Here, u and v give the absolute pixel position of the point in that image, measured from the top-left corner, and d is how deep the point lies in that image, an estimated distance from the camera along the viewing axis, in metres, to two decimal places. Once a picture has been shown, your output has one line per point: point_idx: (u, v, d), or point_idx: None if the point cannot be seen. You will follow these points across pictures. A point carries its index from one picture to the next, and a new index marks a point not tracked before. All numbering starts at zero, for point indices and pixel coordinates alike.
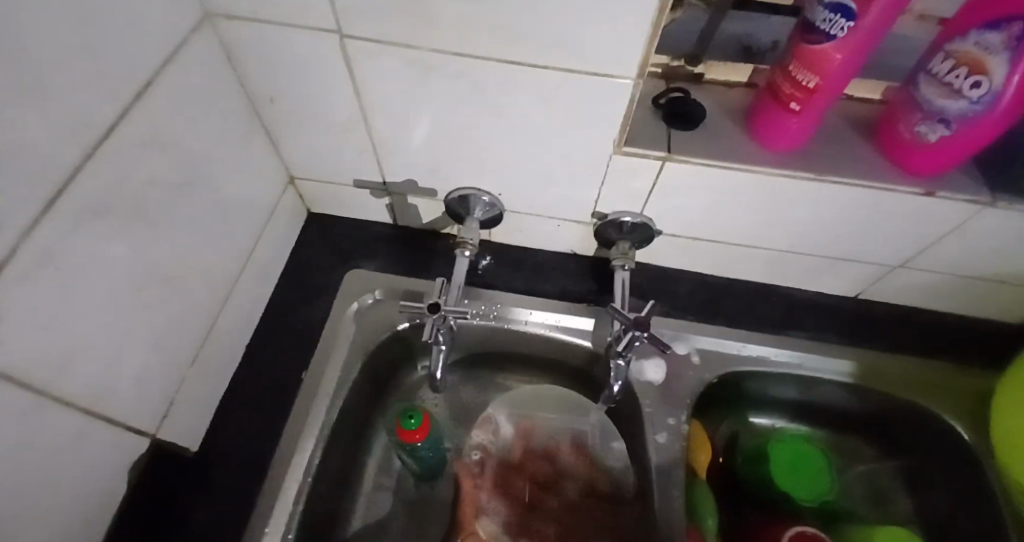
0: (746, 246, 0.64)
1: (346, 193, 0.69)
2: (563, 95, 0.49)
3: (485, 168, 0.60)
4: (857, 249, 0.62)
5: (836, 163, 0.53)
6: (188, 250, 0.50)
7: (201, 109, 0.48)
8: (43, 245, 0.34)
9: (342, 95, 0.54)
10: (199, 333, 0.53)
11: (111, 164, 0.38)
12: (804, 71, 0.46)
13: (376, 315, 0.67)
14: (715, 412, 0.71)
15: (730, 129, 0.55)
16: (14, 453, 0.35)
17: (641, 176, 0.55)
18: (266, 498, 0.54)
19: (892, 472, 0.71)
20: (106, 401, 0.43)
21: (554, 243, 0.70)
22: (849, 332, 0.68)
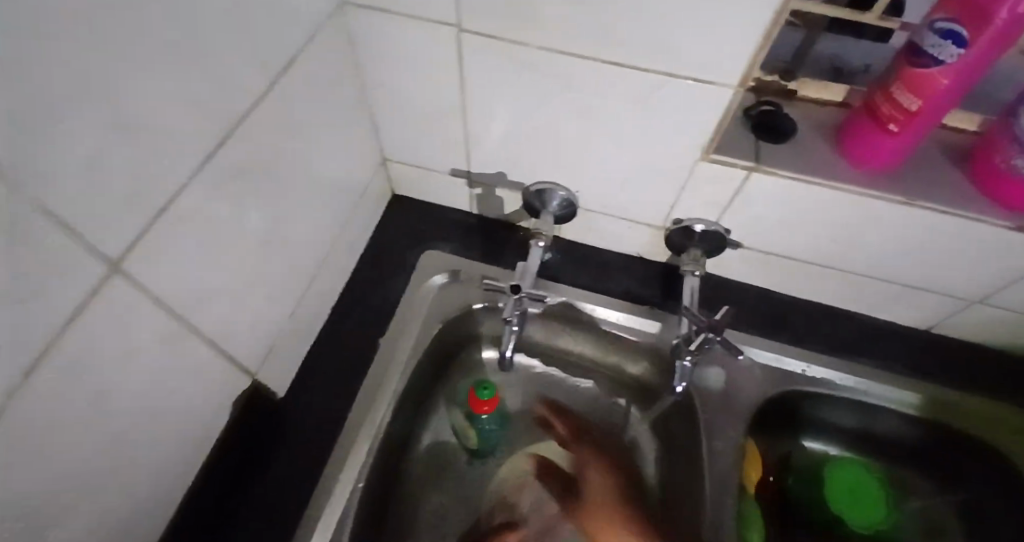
0: (819, 264, 0.64)
1: (430, 178, 0.73)
2: (661, 100, 0.51)
3: (568, 165, 0.62)
4: (935, 279, 0.61)
5: (926, 188, 0.53)
6: (298, 213, 0.54)
7: (323, 87, 0.53)
8: (202, 190, 0.39)
9: (447, 85, 0.58)
10: (297, 292, 0.58)
11: (253, 126, 0.43)
12: (906, 93, 0.47)
13: (450, 294, 0.70)
14: (771, 430, 0.70)
15: (819, 147, 0.56)
16: (153, 369, 0.40)
17: (725, 184, 0.57)
18: (343, 449, 0.58)
19: (948, 510, 0.69)
20: (227, 340, 0.48)
21: (623, 245, 0.72)
22: (918, 363, 0.67)
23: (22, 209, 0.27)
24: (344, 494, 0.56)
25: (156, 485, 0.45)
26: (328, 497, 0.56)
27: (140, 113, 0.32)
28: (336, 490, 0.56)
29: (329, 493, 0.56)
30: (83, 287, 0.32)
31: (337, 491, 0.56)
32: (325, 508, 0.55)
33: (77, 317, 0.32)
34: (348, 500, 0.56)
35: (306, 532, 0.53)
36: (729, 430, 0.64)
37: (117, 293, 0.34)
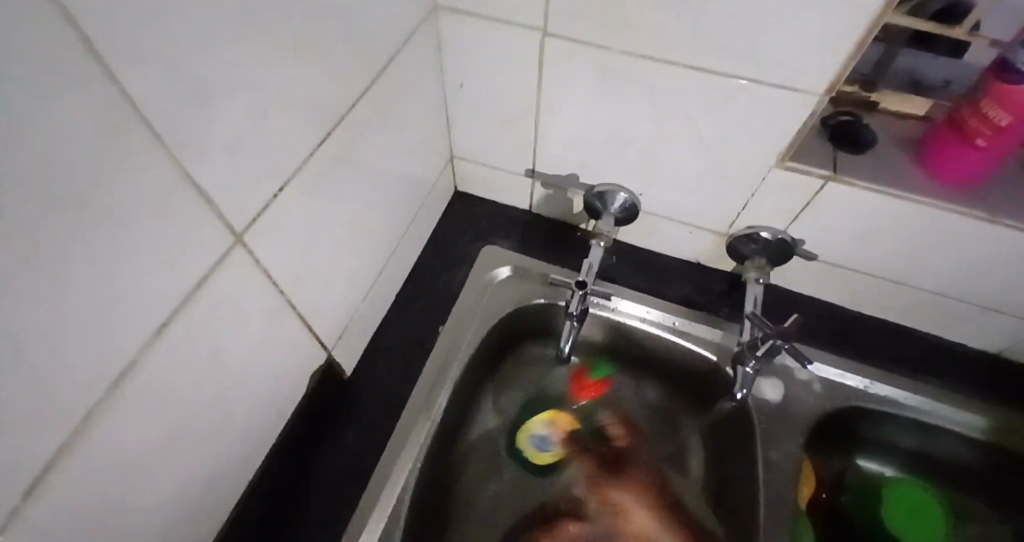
0: (889, 279, 0.63)
1: (495, 176, 0.75)
2: (740, 107, 0.51)
3: (636, 169, 0.63)
4: (1012, 300, 0.60)
5: (1011, 205, 0.52)
6: (379, 202, 0.57)
7: (411, 84, 0.55)
8: (310, 173, 0.42)
9: (524, 87, 0.60)
10: (371, 278, 0.61)
11: (355, 116, 0.46)
12: (995, 108, 0.47)
13: (509, 289, 0.72)
14: (826, 447, 0.69)
15: (897, 159, 0.55)
16: (256, 338, 0.42)
17: (798, 193, 0.57)
18: (405, 430, 0.60)
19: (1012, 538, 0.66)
20: (313, 316, 0.50)
21: (682, 250, 0.72)
22: (985, 386, 0.65)
23: (171, 176, 0.29)
24: (402, 476, 0.58)
25: (242, 448, 0.47)
26: (387, 475, 0.57)
27: (270, 96, 0.35)
28: (395, 470, 0.58)
29: (390, 472, 0.57)
30: (210, 254, 0.34)
31: (397, 470, 0.58)
32: (386, 486, 0.57)
33: (203, 282, 0.34)
34: (406, 481, 0.58)
35: (368, 508, 0.55)
36: (786, 441, 0.63)
37: (236, 263, 0.37)
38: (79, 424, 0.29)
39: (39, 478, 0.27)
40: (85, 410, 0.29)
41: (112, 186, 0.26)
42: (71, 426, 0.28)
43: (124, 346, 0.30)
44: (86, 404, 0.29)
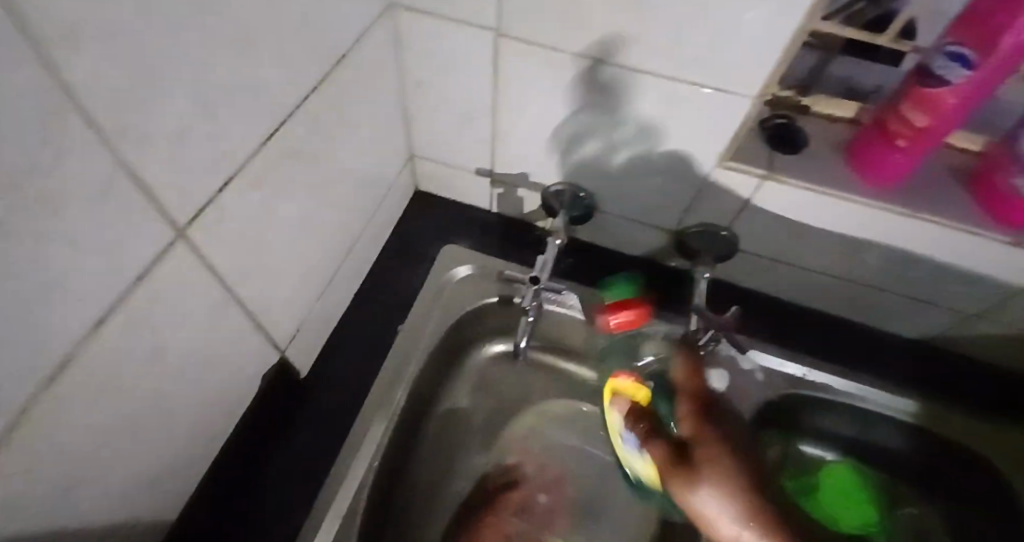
0: (827, 273, 0.67)
1: (455, 175, 0.76)
2: (684, 108, 0.54)
3: (590, 168, 0.65)
4: (937, 292, 0.64)
5: (930, 203, 0.56)
6: (336, 199, 0.57)
7: (367, 82, 0.56)
8: (257, 169, 0.42)
9: (480, 87, 0.61)
10: (327, 275, 0.61)
11: (307, 113, 0.46)
12: (916, 110, 0.51)
13: (468, 286, 0.73)
14: (770, 434, 0.73)
15: (829, 158, 0.59)
16: (202, 334, 0.42)
17: (739, 191, 0.60)
18: (361, 427, 0.60)
19: (940, 518, 0.71)
20: (266, 312, 0.50)
21: (636, 247, 0.75)
22: (916, 374, 0.69)
23: (110, 169, 0.29)
24: (359, 472, 0.58)
25: (189, 446, 0.47)
26: (345, 472, 0.57)
27: (216, 91, 0.35)
28: (351, 467, 0.58)
29: (347, 469, 0.58)
30: (152, 248, 0.34)
31: (354, 466, 0.58)
32: (343, 482, 0.57)
33: (144, 276, 0.35)
34: (363, 477, 0.58)
35: (324, 504, 0.56)
36: None
37: (180, 257, 0.37)
38: (15, 418, 0.29)
39: None
40: (20, 404, 0.29)
41: (48, 179, 0.26)
42: (5, 420, 0.28)
43: (61, 339, 0.30)
44: (21, 398, 0.29)
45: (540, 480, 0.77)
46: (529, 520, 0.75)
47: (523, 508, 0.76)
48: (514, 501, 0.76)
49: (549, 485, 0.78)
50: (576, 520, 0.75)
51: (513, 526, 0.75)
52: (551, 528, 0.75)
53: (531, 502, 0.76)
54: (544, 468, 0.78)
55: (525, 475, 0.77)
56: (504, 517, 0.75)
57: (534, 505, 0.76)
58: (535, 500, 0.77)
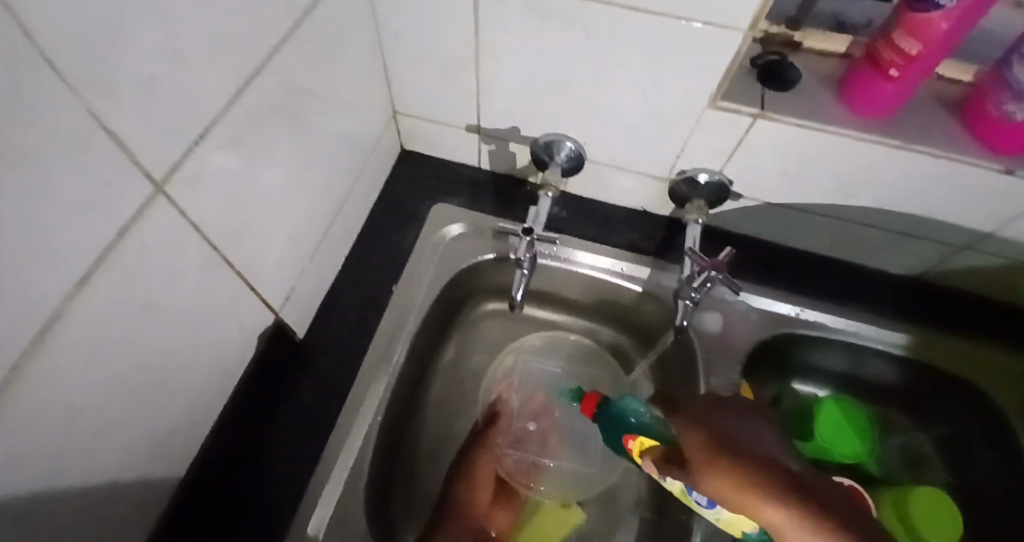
0: (820, 214, 0.67)
1: (440, 131, 0.74)
2: (672, 47, 0.52)
3: (578, 117, 0.64)
4: (927, 226, 0.64)
5: (922, 135, 0.56)
6: (319, 158, 0.56)
7: (341, 33, 0.54)
8: (235, 123, 0.41)
9: (460, 35, 0.59)
10: (317, 237, 0.60)
11: (280, 66, 0.45)
12: (907, 38, 0.50)
13: (460, 244, 0.72)
14: (764, 374, 0.74)
15: (821, 94, 0.58)
16: (193, 295, 0.41)
17: (730, 131, 0.59)
18: (363, 385, 0.61)
19: (927, 442, 0.74)
20: (254, 273, 0.49)
21: (627, 199, 0.74)
22: (905, 308, 0.71)
23: (79, 119, 0.28)
24: (363, 427, 0.59)
25: (189, 410, 0.47)
26: (350, 428, 0.58)
27: (184, 40, 0.33)
28: (356, 423, 0.58)
29: (351, 425, 0.58)
30: (131, 204, 0.33)
31: (358, 422, 0.59)
32: (348, 439, 0.58)
33: (125, 234, 0.33)
34: (368, 432, 0.59)
35: (331, 459, 0.56)
36: (727, 371, 0.67)
37: (160, 214, 0.36)
38: (8, 377, 0.28)
39: None
40: (12, 364, 0.28)
41: (20, 128, 0.25)
42: None
43: (45, 299, 0.29)
44: (11, 359, 0.28)
45: (528, 410, 0.78)
46: (524, 450, 0.75)
47: (517, 440, 0.76)
48: (506, 433, 0.75)
49: (536, 415, 0.78)
50: (568, 443, 0.77)
51: (511, 456, 0.74)
52: (549, 454, 0.75)
53: (524, 433, 0.76)
54: (529, 399, 0.78)
55: (510, 408, 0.77)
56: (502, 448, 0.73)
57: (526, 436, 0.76)
58: (526, 431, 0.77)
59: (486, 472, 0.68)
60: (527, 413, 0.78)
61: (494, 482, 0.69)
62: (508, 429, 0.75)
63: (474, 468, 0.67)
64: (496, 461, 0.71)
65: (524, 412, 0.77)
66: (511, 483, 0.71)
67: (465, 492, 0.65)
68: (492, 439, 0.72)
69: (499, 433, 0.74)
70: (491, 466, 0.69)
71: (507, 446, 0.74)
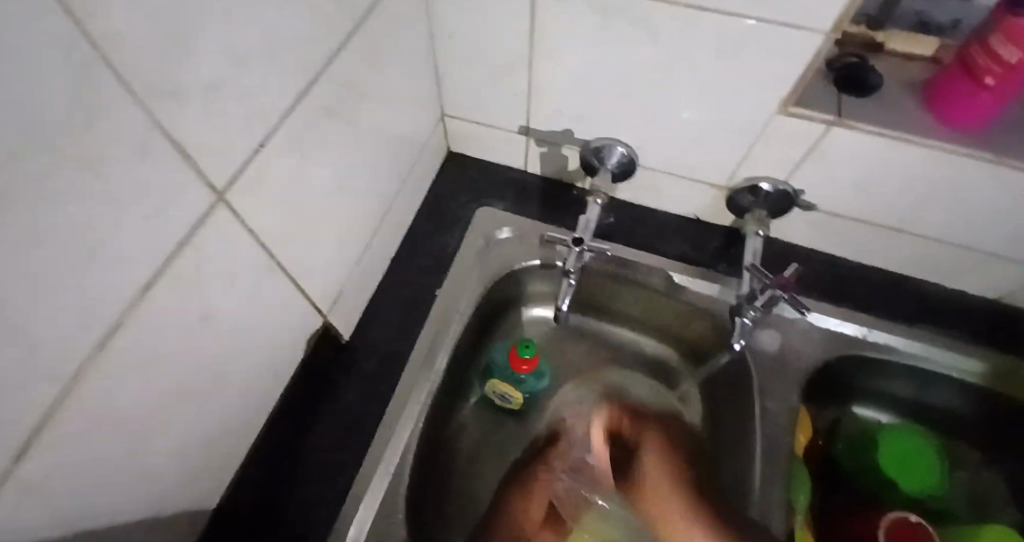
0: (895, 229, 0.62)
1: (488, 133, 0.72)
2: (744, 49, 0.49)
3: (635, 121, 0.61)
4: (1015, 247, 0.59)
5: (1017, 148, 0.51)
6: (369, 161, 0.55)
7: (397, 35, 0.53)
8: (293, 128, 0.40)
9: (518, 36, 0.57)
10: (364, 240, 0.60)
11: (339, 68, 0.44)
12: (1007, 46, 0.45)
13: (505, 249, 0.70)
14: (822, 396, 0.69)
15: (903, 101, 0.54)
16: (246, 300, 0.41)
17: (802, 139, 0.55)
18: (404, 391, 0.60)
19: (1000, 480, 0.68)
20: (306, 277, 0.49)
21: (681, 206, 0.71)
22: (985, 335, 0.65)
23: (146, 127, 0.28)
24: (403, 435, 0.57)
25: (239, 413, 0.47)
26: (390, 434, 0.57)
27: (248, 44, 0.33)
28: (397, 428, 0.58)
29: (391, 432, 0.57)
30: (192, 210, 0.33)
31: (399, 428, 0.58)
32: (388, 446, 0.57)
33: (186, 240, 0.33)
34: (408, 439, 0.57)
35: (371, 465, 0.56)
36: (785, 392, 0.63)
37: (220, 220, 0.35)
38: (67, 384, 0.28)
39: (25, 442, 0.27)
40: (71, 371, 0.28)
41: (88, 138, 0.25)
42: (56, 388, 0.27)
43: (107, 306, 0.29)
44: (71, 365, 0.28)
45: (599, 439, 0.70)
46: (578, 480, 0.66)
47: (575, 467, 0.67)
48: (565, 458, 0.68)
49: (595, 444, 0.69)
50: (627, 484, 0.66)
51: (565, 482, 0.66)
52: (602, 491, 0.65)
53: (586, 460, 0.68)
54: (603, 427, 0.71)
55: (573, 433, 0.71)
56: (559, 470, 0.67)
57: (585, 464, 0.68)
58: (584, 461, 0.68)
59: (540, 490, 0.65)
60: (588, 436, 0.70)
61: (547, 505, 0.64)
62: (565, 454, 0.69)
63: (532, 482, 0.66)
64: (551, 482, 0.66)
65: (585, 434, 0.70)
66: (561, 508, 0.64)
67: (519, 502, 0.65)
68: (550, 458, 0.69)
69: (557, 454, 0.69)
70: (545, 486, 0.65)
71: (563, 470, 0.67)
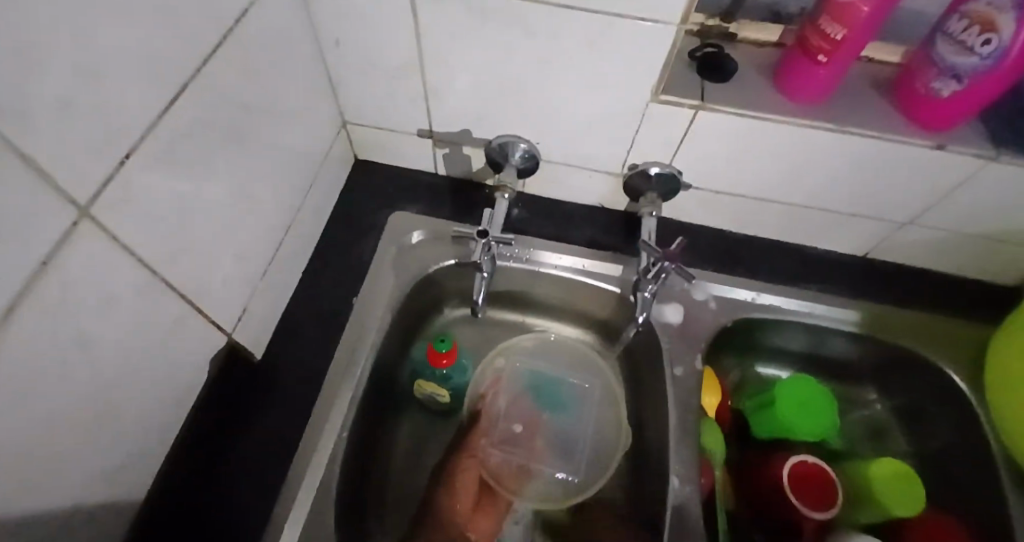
0: (770, 200, 0.68)
1: (392, 139, 0.73)
2: (612, 43, 0.53)
3: (527, 116, 0.64)
4: (871, 205, 0.66)
5: (855, 116, 0.58)
6: (261, 172, 0.54)
7: (277, 45, 0.53)
8: (164, 141, 0.40)
9: (402, 40, 0.59)
10: (268, 255, 0.59)
11: (211, 78, 0.44)
12: (833, 24, 0.52)
13: (419, 252, 0.72)
14: (726, 359, 0.76)
15: (759, 82, 0.60)
16: (129, 322, 0.40)
17: (676, 124, 0.60)
18: (325, 401, 0.60)
19: (888, 413, 0.77)
20: (201, 292, 0.48)
21: (585, 195, 0.75)
22: (859, 287, 0.73)
23: None
24: (328, 444, 0.57)
25: (136, 440, 0.45)
26: (315, 444, 0.57)
27: (99, 56, 0.32)
28: (323, 437, 0.58)
29: (316, 442, 0.57)
30: (54, 227, 0.32)
31: (324, 437, 0.58)
32: (314, 455, 0.57)
33: (49, 259, 0.32)
34: (334, 447, 0.58)
35: (297, 477, 0.55)
36: (691, 358, 0.67)
37: (88, 238, 0.35)
38: None
39: None
40: None
41: None
42: None
43: None
44: None
45: (512, 411, 0.76)
46: (510, 452, 0.74)
47: (503, 441, 0.74)
48: (490, 434, 0.74)
49: (524, 417, 0.77)
50: (554, 451, 0.75)
51: (495, 457, 0.73)
52: (535, 457, 0.74)
53: (508, 434, 0.75)
54: (515, 402, 0.77)
55: (496, 410, 0.76)
56: (486, 448, 0.72)
57: (513, 437, 0.75)
58: (513, 432, 0.75)
59: (469, 475, 0.69)
60: (512, 412, 0.76)
61: (478, 484, 0.69)
62: (489, 431, 0.74)
63: (458, 468, 0.69)
64: (480, 463, 0.71)
65: (509, 412, 0.76)
66: (496, 483, 0.70)
67: (448, 497, 0.67)
68: (475, 440, 0.72)
69: (480, 435, 0.73)
70: (473, 470, 0.70)
71: (492, 446, 0.73)
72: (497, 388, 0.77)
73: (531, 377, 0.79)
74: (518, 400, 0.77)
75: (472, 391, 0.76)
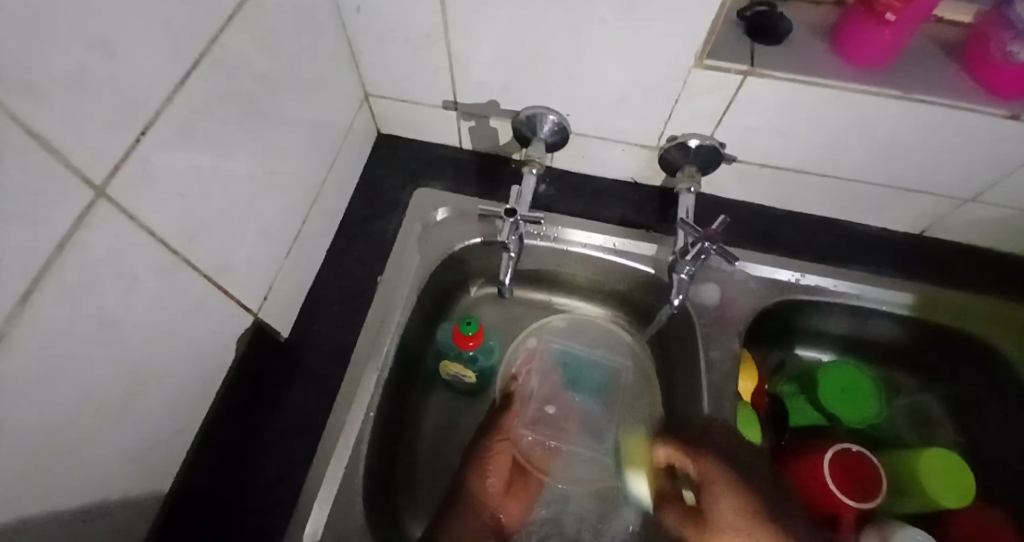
0: (818, 174, 0.64)
1: (415, 111, 0.70)
2: (654, 5, 0.48)
3: (558, 86, 0.60)
4: (931, 179, 0.61)
5: (922, 82, 0.53)
6: (283, 148, 0.52)
7: (297, 12, 0.50)
8: (182, 116, 0.38)
9: (427, 5, 0.55)
10: (291, 234, 0.57)
11: (229, 48, 0.41)
12: None
13: (443, 230, 0.69)
14: (764, 342, 0.73)
15: (815, 44, 0.55)
16: (151, 305, 0.39)
17: (719, 92, 0.56)
18: (351, 382, 0.59)
19: (933, 401, 0.73)
20: (223, 274, 0.47)
21: (617, 170, 0.71)
22: (910, 268, 0.68)
23: None
24: (355, 426, 0.57)
25: (164, 423, 0.45)
26: (341, 426, 0.56)
27: (108, 24, 0.30)
28: (349, 419, 0.57)
29: (342, 423, 0.57)
30: (69, 208, 0.30)
31: (349, 419, 0.57)
32: (340, 437, 0.56)
33: (66, 241, 0.30)
34: (361, 428, 0.57)
35: (324, 458, 0.55)
36: (728, 341, 0.65)
37: (107, 219, 0.33)
38: None
39: None
40: None
41: None
42: None
43: None
44: None
45: (545, 392, 0.74)
46: (543, 432, 0.72)
47: (535, 421, 0.72)
48: (523, 415, 0.71)
49: (556, 398, 0.74)
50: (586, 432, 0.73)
51: (527, 438, 0.70)
52: (566, 439, 0.72)
53: (541, 415, 0.72)
54: (546, 382, 0.75)
55: (527, 390, 0.73)
56: (519, 428, 0.70)
57: (545, 418, 0.73)
58: (544, 413, 0.73)
59: (503, 456, 0.66)
60: (543, 392, 0.74)
61: (513, 465, 0.67)
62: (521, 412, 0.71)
63: (492, 449, 0.66)
64: (514, 444, 0.68)
65: (540, 392, 0.74)
66: (529, 465, 0.68)
67: (479, 480, 0.63)
68: (509, 420, 0.69)
69: (514, 415, 0.70)
70: (507, 450, 0.67)
71: (525, 426, 0.71)
72: (529, 368, 0.74)
73: (563, 357, 0.76)
74: (548, 380, 0.75)
75: (503, 370, 0.74)
